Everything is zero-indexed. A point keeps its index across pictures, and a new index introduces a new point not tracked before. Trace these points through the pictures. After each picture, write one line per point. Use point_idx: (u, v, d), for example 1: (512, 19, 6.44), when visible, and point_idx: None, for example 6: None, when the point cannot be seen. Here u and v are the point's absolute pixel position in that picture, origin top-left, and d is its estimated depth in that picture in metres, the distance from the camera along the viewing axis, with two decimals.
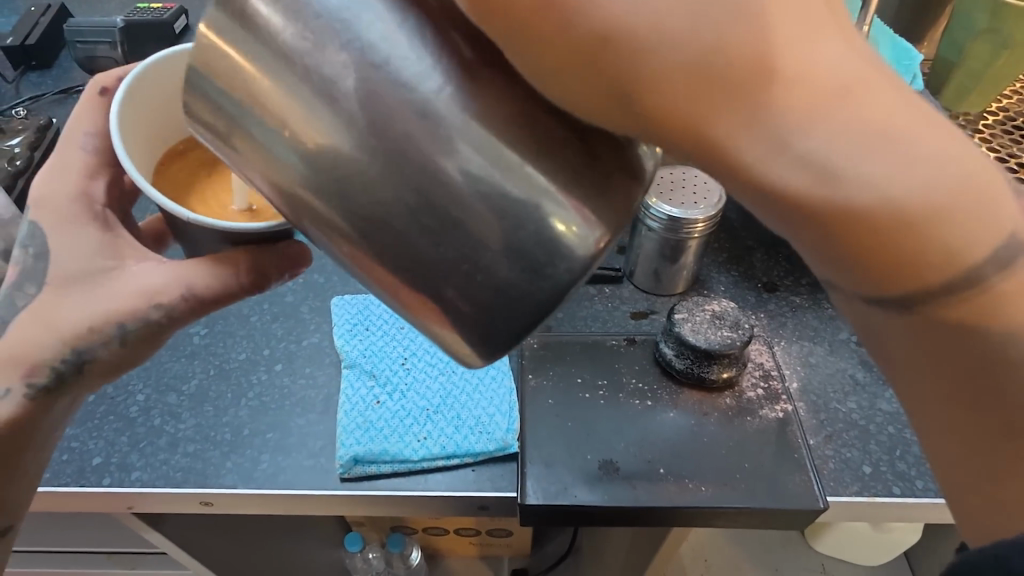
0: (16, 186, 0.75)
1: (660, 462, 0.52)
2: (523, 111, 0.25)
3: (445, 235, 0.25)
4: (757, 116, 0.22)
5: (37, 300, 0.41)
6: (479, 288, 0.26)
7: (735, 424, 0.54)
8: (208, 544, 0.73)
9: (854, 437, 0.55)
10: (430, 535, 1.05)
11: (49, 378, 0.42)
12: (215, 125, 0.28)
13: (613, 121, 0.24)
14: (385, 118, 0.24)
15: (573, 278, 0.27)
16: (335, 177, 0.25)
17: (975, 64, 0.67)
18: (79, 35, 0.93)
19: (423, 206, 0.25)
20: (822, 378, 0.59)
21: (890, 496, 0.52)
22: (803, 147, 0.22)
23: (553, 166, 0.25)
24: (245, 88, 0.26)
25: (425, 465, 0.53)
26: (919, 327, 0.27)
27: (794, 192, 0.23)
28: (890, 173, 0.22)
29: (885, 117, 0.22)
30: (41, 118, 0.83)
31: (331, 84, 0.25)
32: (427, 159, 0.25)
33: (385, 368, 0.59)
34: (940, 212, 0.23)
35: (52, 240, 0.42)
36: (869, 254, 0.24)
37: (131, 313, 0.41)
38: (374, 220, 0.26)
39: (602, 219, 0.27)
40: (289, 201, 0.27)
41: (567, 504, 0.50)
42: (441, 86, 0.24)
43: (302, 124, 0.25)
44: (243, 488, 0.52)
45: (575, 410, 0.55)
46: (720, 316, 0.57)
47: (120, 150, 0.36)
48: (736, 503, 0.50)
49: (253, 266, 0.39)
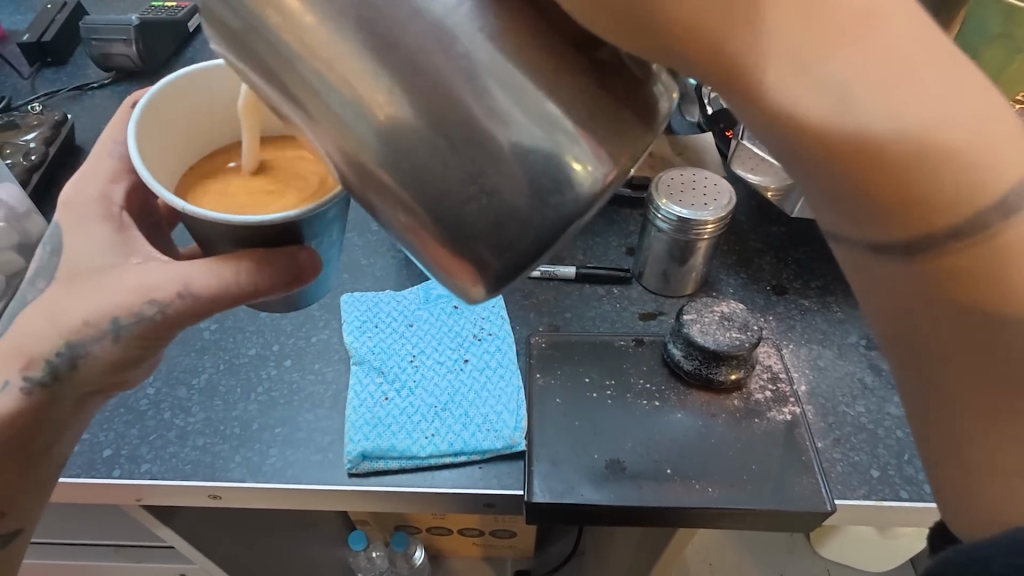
0: (31, 182, 0.76)
1: (667, 462, 0.52)
2: (544, 44, 0.25)
3: (457, 153, 0.26)
4: (772, 31, 0.23)
5: (45, 295, 0.42)
6: (484, 210, 0.26)
7: (742, 425, 0.54)
8: (214, 539, 0.73)
9: (862, 441, 0.55)
10: (434, 535, 1.05)
11: (44, 373, 0.43)
12: (237, 48, 0.28)
13: (633, 47, 0.24)
14: (403, 31, 0.25)
15: (578, 210, 0.27)
16: (352, 95, 0.26)
17: (988, 70, 0.67)
18: (94, 33, 0.94)
19: (437, 126, 0.25)
20: (830, 382, 0.59)
21: (898, 500, 0.51)
22: (822, 72, 0.23)
23: (568, 91, 0.26)
24: (267, 3, 0.26)
25: (433, 462, 0.53)
26: (928, 292, 0.27)
27: (804, 113, 0.24)
28: (909, 96, 0.23)
29: (903, 48, 0.23)
30: (55, 114, 0.84)
31: (356, 4, 0.25)
32: (450, 81, 0.25)
33: (394, 365, 0.59)
34: (956, 151, 0.24)
35: (64, 236, 0.43)
36: (879, 185, 0.25)
37: (127, 310, 0.41)
38: (388, 138, 0.26)
39: (612, 155, 0.27)
40: (325, 141, 0.28)
41: (574, 502, 0.50)
42: (462, 2, 0.25)
43: (324, 43, 0.26)
44: (252, 482, 0.52)
45: (583, 409, 0.55)
46: (729, 317, 0.56)
47: (138, 163, 0.37)
48: (743, 504, 0.50)
49: (256, 269, 0.38)
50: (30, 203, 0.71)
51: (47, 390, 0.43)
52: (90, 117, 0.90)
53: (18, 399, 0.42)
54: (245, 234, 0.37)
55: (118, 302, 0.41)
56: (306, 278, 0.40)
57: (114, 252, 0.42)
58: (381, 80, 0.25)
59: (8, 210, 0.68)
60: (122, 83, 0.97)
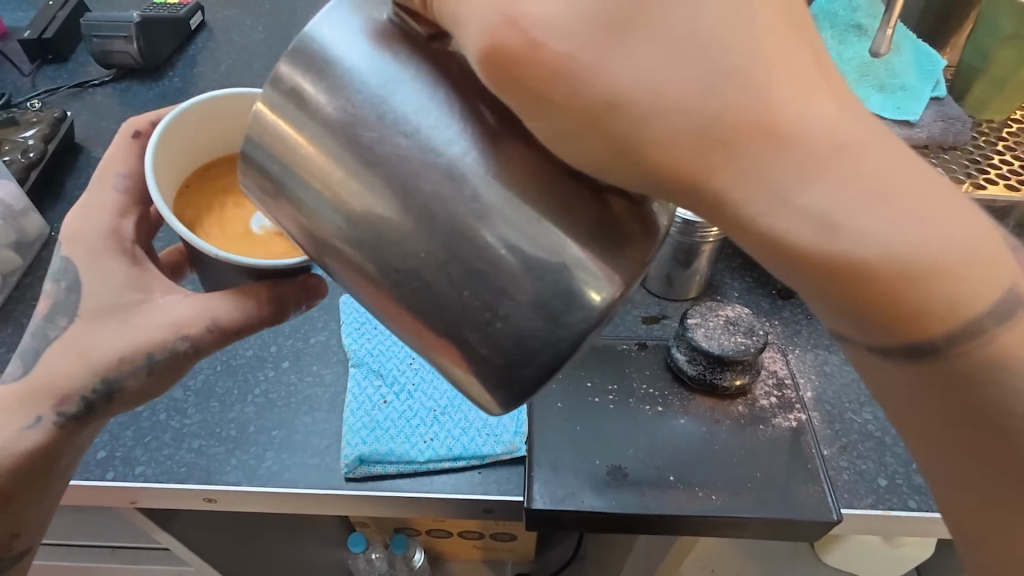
0: (29, 179, 0.76)
1: (670, 469, 0.51)
2: (542, 171, 0.27)
3: (471, 282, 0.27)
4: (757, 173, 0.23)
5: (69, 332, 0.41)
6: (501, 336, 0.28)
7: (747, 432, 0.53)
8: (211, 541, 0.73)
9: (869, 448, 0.54)
10: (434, 537, 1.04)
11: (78, 408, 0.41)
12: (267, 186, 0.30)
13: (623, 177, 0.25)
14: (416, 178, 0.27)
15: (589, 327, 0.28)
16: (373, 234, 0.28)
17: (1000, 71, 0.66)
18: (95, 30, 0.94)
19: (449, 258, 0.27)
20: (837, 388, 0.58)
21: (906, 509, 0.50)
22: (803, 200, 0.23)
23: (571, 221, 0.27)
24: (293, 154, 0.29)
25: (431, 467, 0.52)
26: (927, 385, 0.27)
27: (797, 244, 0.24)
28: (897, 219, 0.23)
29: (881, 181, 0.23)
30: (55, 111, 0.83)
31: (368, 151, 0.27)
32: (460, 219, 0.26)
33: (392, 367, 0.58)
34: (943, 267, 0.24)
35: (83, 275, 0.41)
36: (879, 308, 0.25)
37: (160, 345, 0.40)
38: (406, 271, 0.28)
39: (620, 272, 0.28)
40: (314, 241, 0.30)
41: (575, 509, 0.49)
42: (468, 149, 0.26)
43: (346, 189, 0.28)
44: (247, 485, 0.51)
45: (585, 413, 0.55)
46: (734, 322, 0.55)
47: (157, 196, 0.36)
48: (747, 513, 0.49)
49: (274, 299, 0.38)
50: (27, 201, 0.70)
51: (78, 422, 0.42)
52: (89, 115, 0.90)
53: (50, 432, 0.42)
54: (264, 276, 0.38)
55: (147, 341, 0.40)
56: (317, 301, 0.41)
57: (136, 291, 0.41)
58: (397, 219, 0.27)
59: (4, 208, 0.67)
60: (122, 81, 0.96)
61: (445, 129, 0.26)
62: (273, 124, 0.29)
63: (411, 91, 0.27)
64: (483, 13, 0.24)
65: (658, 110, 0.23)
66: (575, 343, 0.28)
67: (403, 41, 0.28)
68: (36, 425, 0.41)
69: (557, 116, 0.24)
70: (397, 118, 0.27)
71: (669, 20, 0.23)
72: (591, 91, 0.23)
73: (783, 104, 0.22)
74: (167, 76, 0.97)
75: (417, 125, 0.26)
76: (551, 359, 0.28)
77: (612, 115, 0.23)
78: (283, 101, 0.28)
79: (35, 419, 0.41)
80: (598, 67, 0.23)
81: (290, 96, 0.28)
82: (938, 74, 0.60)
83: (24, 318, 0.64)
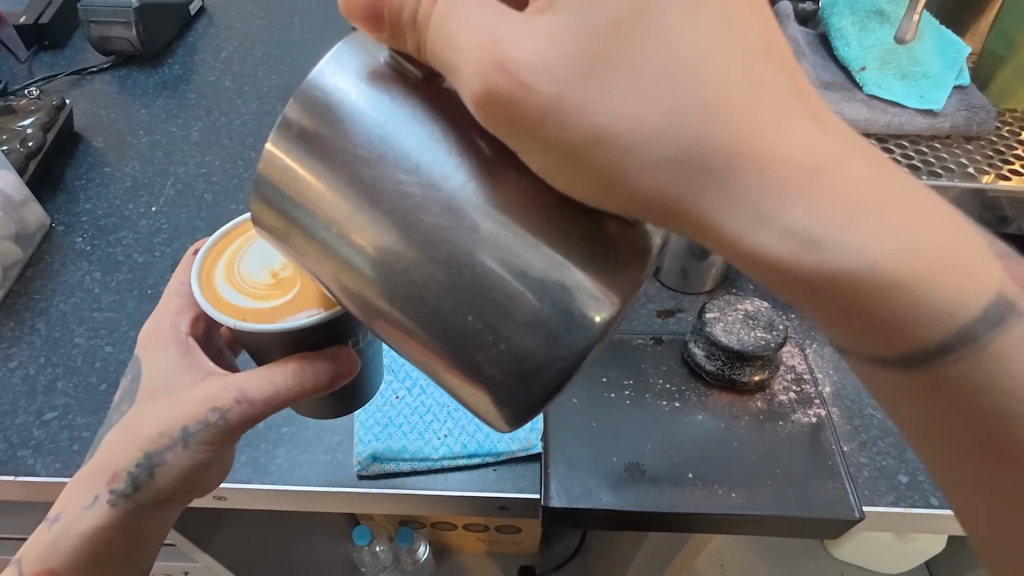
0: (28, 169, 0.74)
1: (688, 465, 0.50)
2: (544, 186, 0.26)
3: (473, 307, 0.26)
4: (741, 195, 0.22)
5: (128, 416, 0.45)
6: (506, 357, 0.26)
7: (766, 429, 0.52)
8: (219, 536, 0.72)
9: (889, 445, 0.53)
10: (439, 530, 1.04)
11: (126, 484, 0.43)
12: (273, 224, 0.30)
13: (617, 204, 0.24)
14: (418, 212, 0.26)
15: (590, 344, 0.26)
16: (384, 270, 0.27)
17: None
18: (92, 15, 0.91)
19: (451, 280, 0.26)
20: (855, 383, 0.57)
21: (928, 507, 0.50)
22: (786, 220, 0.22)
23: (569, 239, 0.26)
24: (298, 194, 0.28)
25: (446, 464, 0.51)
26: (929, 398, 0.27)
27: (783, 261, 0.23)
28: (882, 230, 0.22)
29: (859, 194, 0.22)
30: (53, 98, 0.81)
31: (371, 185, 0.27)
32: (460, 247, 0.26)
33: (404, 362, 0.57)
34: (932, 277, 0.23)
35: (145, 361, 0.46)
36: (869, 323, 0.24)
37: (195, 419, 0.42)
38: (413, 298, 0.27)
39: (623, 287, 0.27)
40: (346, 291, 0.29)
41: (592, 507, 0.48)
42: (466, 181, 0.26)
43: (354, 228, 0.27)
44: (259, 484, 0.50)
45: (601, 410, 0.54)
46: (753, 316, 0.54)
47: (205, 305, 0.38)
48: (768, 511, 0.48)
49: (299, 370, 0.39)
50: (28, 193, 0.68)
51: (130, 500, 0.44)
52: (88, 103, 0.88)
53: (105, 513, 0.44)
54: (289, 335, 0.38)
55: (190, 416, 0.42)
56: (347, 373, 0.40)
57: (188, 373, 0.45)
58: (402, 249, 0.26)
59: (3, 199, 0.66)
60: (121, 69, 0.94)
61: (445, 164, 0.26)
62: (276, 159, 0.28)
63: (411, 126, 0.26)
64: (471, 56, 0.23)
65: (638, 140, 0.22)
66: (581, 354, 0.26)
67: (400, 83, 0.27)
68: (94, 506, 0.44)
69: (550, 150, 0.23)
70: (397, 157, 0.26)
71: (644, 47, 0.22)
72: (575, 124, 0.22)
73: (762, 128, 0.22)
74: (167, 64, 0.95)
75: (417, 163, 0.26)
76: (559, 374, 0.27)
77: (596, 146, 0.22)
78: (288, 142, 0.28)
79: (94, 500, 0.44)
80: (580, 103, 0.22)
81: (298, 134, 0.28)
82: (961, 62, 0.59)
83: (25, 312, 0.63)
